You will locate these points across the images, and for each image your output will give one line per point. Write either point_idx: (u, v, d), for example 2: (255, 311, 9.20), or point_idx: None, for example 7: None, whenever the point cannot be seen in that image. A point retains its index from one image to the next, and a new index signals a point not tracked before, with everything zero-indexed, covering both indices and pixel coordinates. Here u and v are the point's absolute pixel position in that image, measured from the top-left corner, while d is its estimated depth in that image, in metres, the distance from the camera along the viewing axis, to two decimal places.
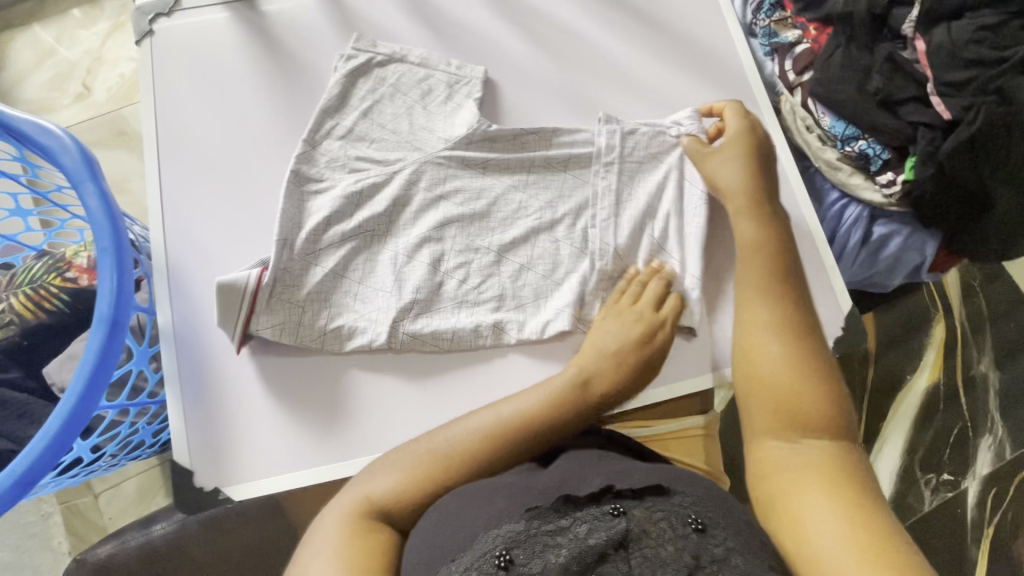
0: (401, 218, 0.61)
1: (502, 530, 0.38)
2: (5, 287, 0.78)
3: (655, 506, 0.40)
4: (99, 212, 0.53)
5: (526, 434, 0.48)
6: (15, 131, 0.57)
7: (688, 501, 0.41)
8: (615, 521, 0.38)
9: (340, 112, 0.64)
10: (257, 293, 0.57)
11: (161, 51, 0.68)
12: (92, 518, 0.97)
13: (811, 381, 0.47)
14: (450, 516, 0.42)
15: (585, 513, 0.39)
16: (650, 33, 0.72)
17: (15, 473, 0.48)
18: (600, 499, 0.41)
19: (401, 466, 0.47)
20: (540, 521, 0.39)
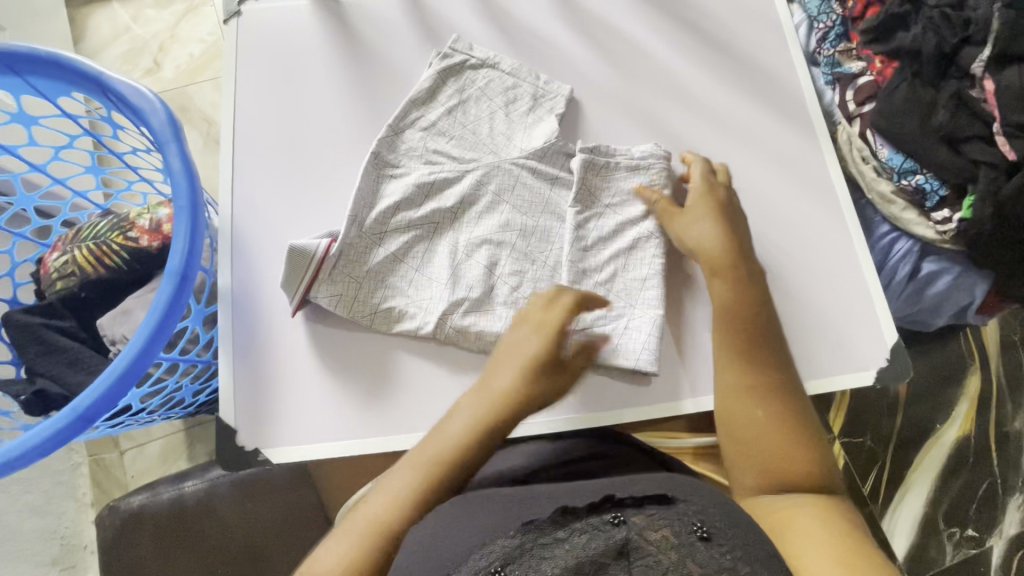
0: (465, 216, 0.64)
1: (499, 543, 0.41)
2: (70, 240, 0.82)
3: (656, 514, 0.42)
4: (180, 172, 0.56)
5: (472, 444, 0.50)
6: (108, 89, 0.60)
7: (692, 509, 0.44)
8: (615, 531, 0.41)
9: (427, 105, 0.67)
10: (320, 266, 0.59)
11: (247, 32, 0.72)
12: (115, 474, 1.00)
13: (794, 444, 0.51)
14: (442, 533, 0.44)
15: (585, 523, 0.41)
16: (713, 54, 0.74)
17: (78, 410, 0.52)
18: (600, 507, 0.43)
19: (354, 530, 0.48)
20: (536, 534, 0.41)
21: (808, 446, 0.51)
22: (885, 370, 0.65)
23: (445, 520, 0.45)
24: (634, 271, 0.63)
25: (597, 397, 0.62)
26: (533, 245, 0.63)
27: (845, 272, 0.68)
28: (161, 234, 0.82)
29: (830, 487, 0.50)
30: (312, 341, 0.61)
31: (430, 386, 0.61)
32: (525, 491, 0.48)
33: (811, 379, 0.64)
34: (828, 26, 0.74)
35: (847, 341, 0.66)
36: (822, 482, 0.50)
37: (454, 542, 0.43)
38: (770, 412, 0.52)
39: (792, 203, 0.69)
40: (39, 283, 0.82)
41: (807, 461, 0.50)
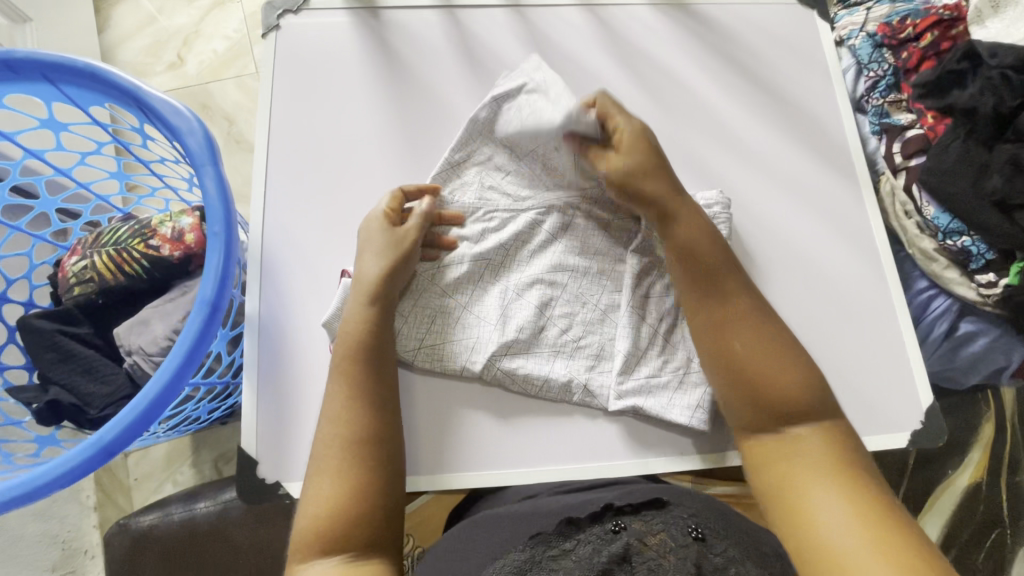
0: (518, 253, 0.63)
1: (510, 557, 0.47)
2: (90, 244, 0.80)
3: (654, 519, 0.46)
4: (216, 196, 0.55)
5: (372, 332, 0.56)
6: (144, 105, 0.58)
7: (687, 513, 0.47)
8: (616, 537, 0.44)
9: (484, 139, 0.65)
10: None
11: (285, 48, 0.70)
12: (119, 476, 0.98)
13: (776, 365, 0.51)
14: (464, 544, 0.52)
15: (588, 533, 0.46)
16: (759, 95, 0.72)
17: (103, 441, 0.50)
18: (602, 518, 0.47)
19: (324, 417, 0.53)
20: (544, 547, 0.46)
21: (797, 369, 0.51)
22: (919, 434, 0.64)
23: (466, 537, 0.53)
24: None
25: (647, 447, 0.61)
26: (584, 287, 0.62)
27: (883, 330, 0.66)
28: (183, 244, 0.79)
29: (828, 402, 0.50)
30: None
31: (475, 424, 0.60)
32: (533, 510, 0.54)
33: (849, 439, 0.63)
34: (878, 75, 0.72)
35: (882, 401, 0.64)
36: (812, 396, 0.50)
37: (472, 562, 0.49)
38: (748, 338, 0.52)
39: (833, 254, 0.68)
40: (55, 286, 0.81)
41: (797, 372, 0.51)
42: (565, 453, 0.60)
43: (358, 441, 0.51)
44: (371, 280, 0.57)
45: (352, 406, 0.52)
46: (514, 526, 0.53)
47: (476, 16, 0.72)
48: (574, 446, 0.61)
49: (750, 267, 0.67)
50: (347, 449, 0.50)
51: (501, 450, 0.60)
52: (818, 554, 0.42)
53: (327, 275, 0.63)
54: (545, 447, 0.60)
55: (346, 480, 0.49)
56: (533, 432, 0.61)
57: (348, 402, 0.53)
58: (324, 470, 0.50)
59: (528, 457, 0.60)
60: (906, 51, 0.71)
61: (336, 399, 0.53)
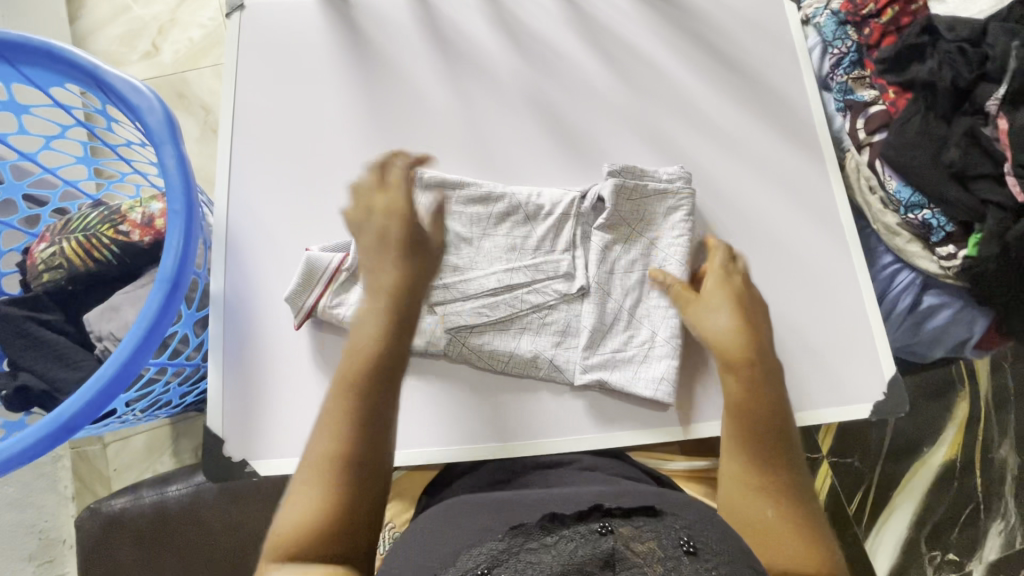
0: (481, 228, 0.63)
1: (487, 545, 0.41)
2: (59, 230, 0.79)
3: (646, 526, 0.41)
4: (176, 174, 0.55)
5: (381, 346, 0.51)
6: (104, 84, 0.58)
7: (680, 524, 0.43)
8: (603, 540, 0.40)
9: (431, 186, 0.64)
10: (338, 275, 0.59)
11: (250, 28, 0.70)
12: (98, 467, 0.99)
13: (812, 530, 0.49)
14: (434, 534, 0.47)
15: (573, 531, 0.41)
16: (726, 73, 0.72)
17: (60, 419, 0.52)
18: (588, 517, 0.42)
19: (321, 427, 0.48)
20: (523, 539, 0.41)
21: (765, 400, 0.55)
22: (882, 404, 0.65)
23: (441, 527, 0.47)
24: (657, 298, 0.63)
25: (612, 420, 0.61)
26: (545, 259, 0.62)
27: (849, 303, 0.67)
28: (153, 229, 0.79)
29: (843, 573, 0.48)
30: (306, 353, 0.60)
31: (442, 400, 0.61)
32: (513, 501, 0.49)
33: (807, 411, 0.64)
34: (842, 52, 0.73)
35: (847, 373, 0.65)
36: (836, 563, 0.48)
37: (441, 549, 0.44)
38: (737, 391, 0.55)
39: (798, 229, 0.68)
40: (24, 273, 0.80)
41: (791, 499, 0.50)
42: (533, 427, 0.61)
43: (350, 460, 0.47)
44: (385, 290, 0.53)
45: (349, 421, 0.48)
46: (493, 515, 0.47)
47: None
48: (542, 419, 0.61)
49: None
50: (339, 466, 0.46)
51: (470, 425, 0.61)
52: None
53: (293, 254, 0.63)
54: (514, 422, 0.61)
55: (330, 498, 0.45)
56: (501, 407, 0.61)
57: (347, 415, 0.48)
58: (313, 482, 0.46)
59: (498, 432, 0.61)
60: (868, 27, 0.71)
61: (334, 410, 0.49)
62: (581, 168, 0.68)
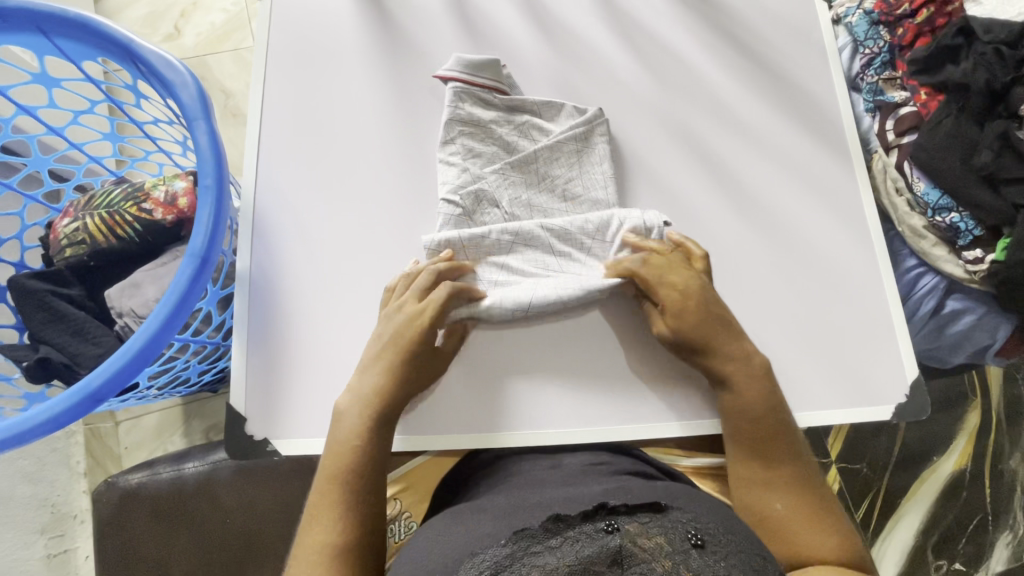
0: (558, 175, 0.65)
1: (489, 552, 0.41)
2: (82, 206, 0.80)
3: (650, 521, 0.41)
4: (208, 151, 0.55)
5: (366, 443, 0.53)
6: (138, 59, 0.58)
7: (686, 517, 0.43)
8: (609, 538, 0.39)
9: (571, 131, 0.65)
10: (478, 86, 0.65)
11: (282, 9, 0.70)
12: (109, 445, 0.99)
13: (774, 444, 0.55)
14: (434, 545, 0.46)
15: (578, 531, 0.40)
16: (755, 70, 0.72)
17: (88, 388, 0.52)
18: (593, 516, 0.42)
19: (318, 512, 0.50)
20: (528, 543, 0.40)
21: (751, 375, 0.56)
22: (903, 408, 0.64)
23: (444, 533, 0.47)
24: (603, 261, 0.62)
25: (631, 412, 0.61)
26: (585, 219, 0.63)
27: (872, 304, 0.66)
28: (176, 209, 0.79)
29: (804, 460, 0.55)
30: (331, 336, 0.60)
31: (466, 376, 0.62)
32: (516, 502, 0.50)
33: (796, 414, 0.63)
34: (874, 52, 0.74)
35: (868, 374, 0.65)
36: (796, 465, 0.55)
37: (444, 559, 0.43)
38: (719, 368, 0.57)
39: (824, 229, 0.68)
40: (47, 247, 0.80)
41: (791, 481, 0.53)
42: (563, 414, 0.61)
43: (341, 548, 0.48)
44: (371, 390, 0.55)
45: (342, 507, 0.50)
46: (496, 518, 0.47)
47: None
48: (566, 409, 0.61)
49: (740, 241, 0.67)
50: (334, 560, 0.48)
51: (487, 413, 0.61)
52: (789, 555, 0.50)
53: (318, 235, 0.63)
54: (534, 408, 0.61)
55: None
56: (523, 381, 0.62)
57: (338, 503, 0.50)
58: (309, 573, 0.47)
59: (522, 419, 0.61)
60: (902, 28, 0.72)
61: (327, 501, 0.50)
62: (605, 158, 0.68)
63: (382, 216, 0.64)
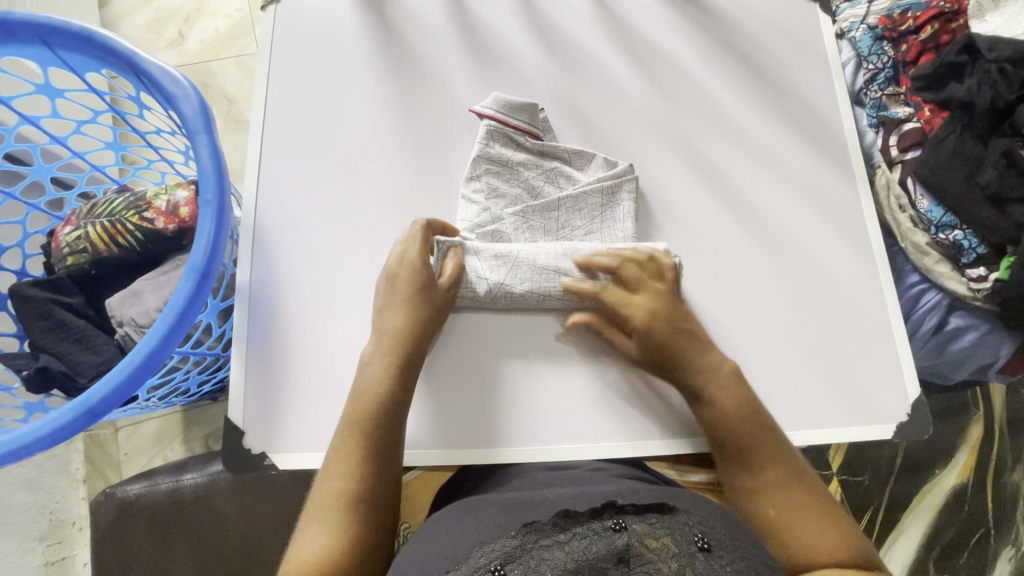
0: (576, 222, 0.65)
1: (499, 542, 0.41)
2: (84, 215, 0.80)
3: (658, 523, 0.41)
4: (209, 164, 0.55)
5: (391, 390, 0.54)
6: (141, 72, 0.58)
7: (694, 520, 0.42)
8: (615, 537, 0.40)
9: (593, 186, 0.64)
10: (512, 126, 0.65)
11: (284, 22, 0.70)
12: (109, 452, 1.00)
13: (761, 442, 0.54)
14: (443, 534, 0.46)
15: (586, 528, 0.41)
16: (758, 85, 0.72)
17: (88, 403, 0.52)
18: (602, 514, 0.42)
19: (338, 464, 0.51)
20: (537, 536, 0.41)
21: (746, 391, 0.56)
22: (904, 426, 0.64)
23: (454, 522, 0.48)
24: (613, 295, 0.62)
25: (631, 428, 0.61)
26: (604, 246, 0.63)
27: (875, 321, 0.66)
28: (177, 218, 0.79)
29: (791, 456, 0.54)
30: (330, 350, 0.60)
31: (463, 389, 0.61)
32: (524, 499, 0.50)
33: (798, 432, 0.62)
34: (877, 67, 0.74)
35: (871, 392, 0.64)
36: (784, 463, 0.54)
37: (456, 547, 0.43)
38: (721, 392, 0.56)
39: (826, 245, 0.67)
40: (49, 255, 0.80)
41: (777, 477, 0.53)
42: (562, 429, 0.60)
43: (358, 500, 0.50)
44: (395, 331, 0.56)
45: (360, 457, 0.51)
46: (506, 513, 0.48)
47: None
48: (566, 424, 0.60)
49: (743, 255, 0.67)
50: (349, 506, 0.50)
51: (486, 429, 0.60)
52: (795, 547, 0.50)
53: (319, 247, 0.63)
54: (532, 423, 0.60)
55: (343, 532, 0.49)
56: (524, 395, 0.61)
57: (357, 452, 0.52)
58: (323, 519, 0.49)
59: (521, 433, 0.60)
60: (905, 44, 0.73)
61: (345, 452, 0.52)
62: None
63: (383, 228, 0.64)
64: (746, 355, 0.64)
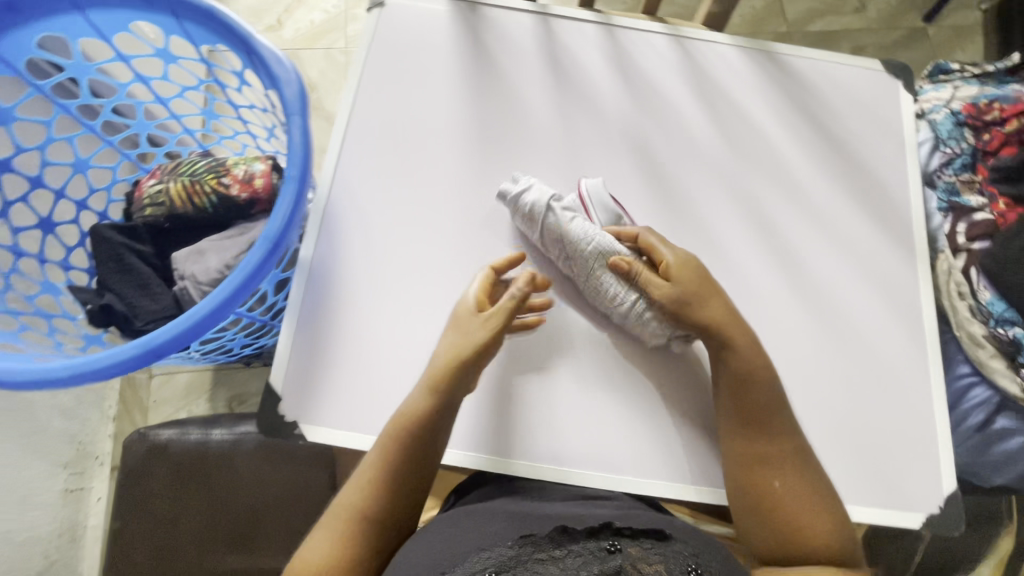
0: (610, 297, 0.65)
1: (498, 550, 0.46)
2: (168, 171, 0.86)
3: (652, 548, 0.45)
4: (299, 145, 0.59)
5: (434, 421, 0.56)
6: (253, 51, 0.63)
7: (686, 550, 0.46)
8: (610, 558, 0.44)
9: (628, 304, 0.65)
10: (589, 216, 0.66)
11: (386, 24, 0.75)
12: (140, 395, 1.07)
13: (767, 426, 0.57)
14: (444, 535, 0.51)
15: (581, 546, 0.45)
16: (829, 151, 0.73)
17: (151, 343, 0.55)
18: (598, 534, 0.46)
19: (363, 477, 0.55)
20: (532, 549, 0.45)
21: (768, 442, 0.57)
22: (936, 518, 0.61)
23: (459, 522, 0.53)
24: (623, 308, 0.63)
25: (652, 465, 0.60)
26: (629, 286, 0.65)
27: (916, 405, 0.65)
28: (251, 188, 0.83)
29: (797, 446, 0.57)
30: (376, 335, 0.62)
31: (491, 395, 0.62)
32: (529, 509, 0.54)
33: None
34: (954, 153, 0.75)
35: (904, 477, 0.62)
36: (789, 449, 0.57)
37: (460, 547, 0.48)
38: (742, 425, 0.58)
39: (874, 319, 0.67)
40: (130, 203, 0.86)
41: (784, 458, 0.56)
42: (583, 454, 0.61)
43: (370, 518, 0.53)
44: (451, 354, 0.58)
45: (386, 476, 0.55)
46: (511, 519, 0.52)
47: (569, 28, 0.75)
48: (588, 450, 0.61)
49: (790, 314, 0.66)
50: (363, 521, 0.53)
51: (507, 438, 0.61)
52: (794, 532, 0.53)
53: (382, 237, 0.66)
54: (553, 442, 0.61)
55: (346, 542, 0.52)
56: (552, 413, 0.62)
57: (380, 473, 0.55)
58: (334, 527, 0.53)
59: (540, 450, 0.61)
60: (989, 133, 0.75)
61: (369, 470, 0.55)
62: (667, 210, 0.69)
63: (444, 230, 0.67)
64: None
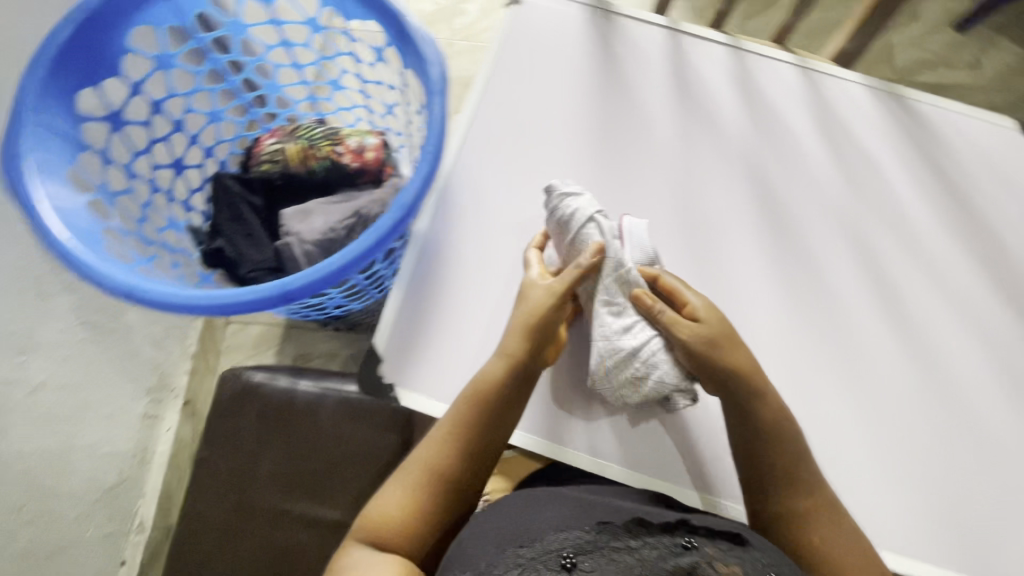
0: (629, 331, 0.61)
1: (574, 533, 0.47)
2: (287, 133, 0.91)
3: (731, 550, 0.45)
4: (439, 122, 0.61)
5: (506, 389, 0.57)
6: (405, 32, 0.66)
7: (767, 558, 0.46)
8: (686, 554, 0.44)
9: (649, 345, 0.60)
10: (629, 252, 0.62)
11: (520, 19, 0.77)
12: (216, 335, 1.11)
13: (805, 475, 0.57)
14: (517, 512, 0.53)
15: (657, 540, 0.46)
16: (950, 203, 0.71)
17: (287, 287, 0.57)
18: (673, 531, 0.47)
19: (438, 434, 0.58)
20: (609, 537, 0.46)
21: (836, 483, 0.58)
22: None
23: (530, 502, 0.55)
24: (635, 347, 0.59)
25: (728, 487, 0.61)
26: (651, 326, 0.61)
27: (1014, 474, 0.62)
28: (362, 158, 0.87)
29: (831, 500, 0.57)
30: (476, 315, 0.64)
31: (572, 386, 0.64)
32: (598, 500, 0.55)
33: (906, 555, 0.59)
34: None
35: (993, 545, 0.60)
36: (827, 501, 0.57)
37: (531, 527, 0.50)
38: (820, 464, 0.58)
39: (979, 380, 0.65)
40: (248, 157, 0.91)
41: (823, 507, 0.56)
42: (661, 464, 0.61)
43: (440, 474, 0.56)
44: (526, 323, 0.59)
45: (456, 435, 0.57)
46: (582, 506, 0.53)
47: (697, 46, 0.76)
48: (667, 461, 0.61)
49: (890, 360, 0.65)
50: (433, 476, 0.56)
51: (586, 435, 0.62)
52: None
53: (493, 221, 0.68)
54: (633, 448, 0.62)
55: (417, 493, 0.55)
56: (635, 419, 0.62)
57: (452, 432, 0.57)
58: (405, 479, 0.56)
59: (619, 453, 0.61)
60: None
61: (441, 427, 0.58)
62: (775, 237, 0.69)
63: None
64: (867, 458, 0.62)
